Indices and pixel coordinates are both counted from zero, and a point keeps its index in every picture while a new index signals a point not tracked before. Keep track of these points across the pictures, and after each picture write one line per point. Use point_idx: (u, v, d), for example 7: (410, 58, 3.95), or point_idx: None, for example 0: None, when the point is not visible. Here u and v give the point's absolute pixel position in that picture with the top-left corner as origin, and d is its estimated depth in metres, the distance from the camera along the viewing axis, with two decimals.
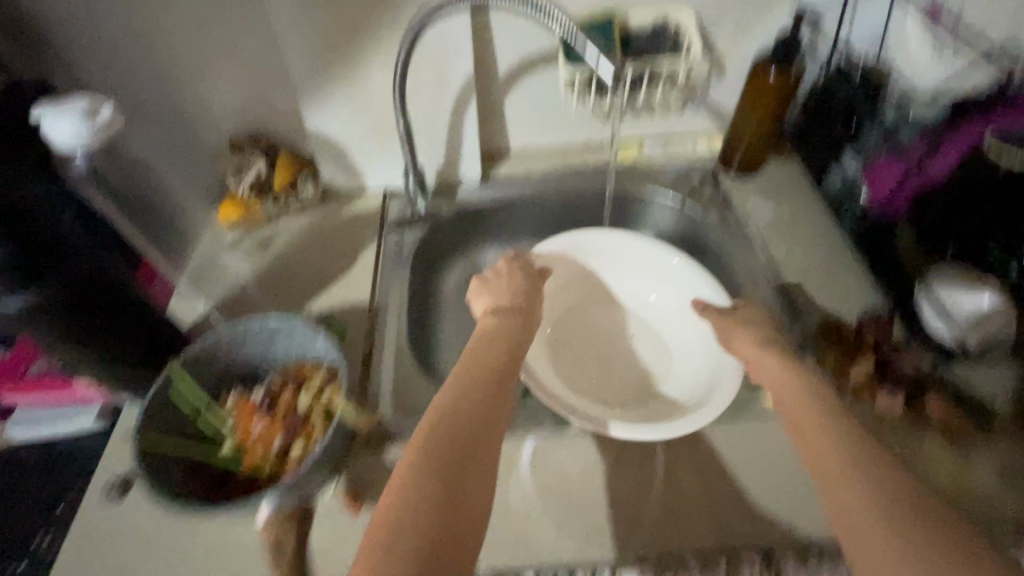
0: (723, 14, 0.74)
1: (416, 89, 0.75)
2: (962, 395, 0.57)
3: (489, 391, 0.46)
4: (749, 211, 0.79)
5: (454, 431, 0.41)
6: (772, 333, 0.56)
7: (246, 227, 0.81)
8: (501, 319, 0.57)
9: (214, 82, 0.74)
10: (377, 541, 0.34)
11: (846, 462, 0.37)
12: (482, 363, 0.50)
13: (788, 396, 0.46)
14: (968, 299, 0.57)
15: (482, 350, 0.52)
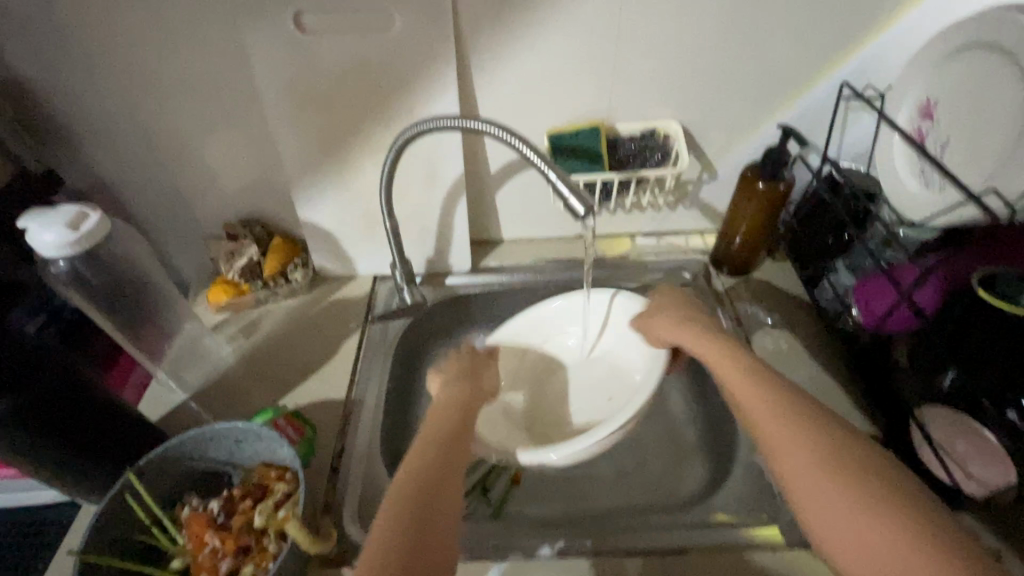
0: (712, 124, 0.75)
1: (407, 185, 0.76)
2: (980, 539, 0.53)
3: (447, 452, 0.50)
4: (739, 315, 0.77)
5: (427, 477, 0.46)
6: (717, 337, 0.57)
7: (233, 310, 0.82)
8: (451, 386, 0.62)
9: (215, 172, 0.77)
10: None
11: (813, 462, 0.41)
12: (437, 426, 0.54)
13: (750, 407, 0.47)
14: (964, 446, 0.55)
15: (438, 413, 0.57)
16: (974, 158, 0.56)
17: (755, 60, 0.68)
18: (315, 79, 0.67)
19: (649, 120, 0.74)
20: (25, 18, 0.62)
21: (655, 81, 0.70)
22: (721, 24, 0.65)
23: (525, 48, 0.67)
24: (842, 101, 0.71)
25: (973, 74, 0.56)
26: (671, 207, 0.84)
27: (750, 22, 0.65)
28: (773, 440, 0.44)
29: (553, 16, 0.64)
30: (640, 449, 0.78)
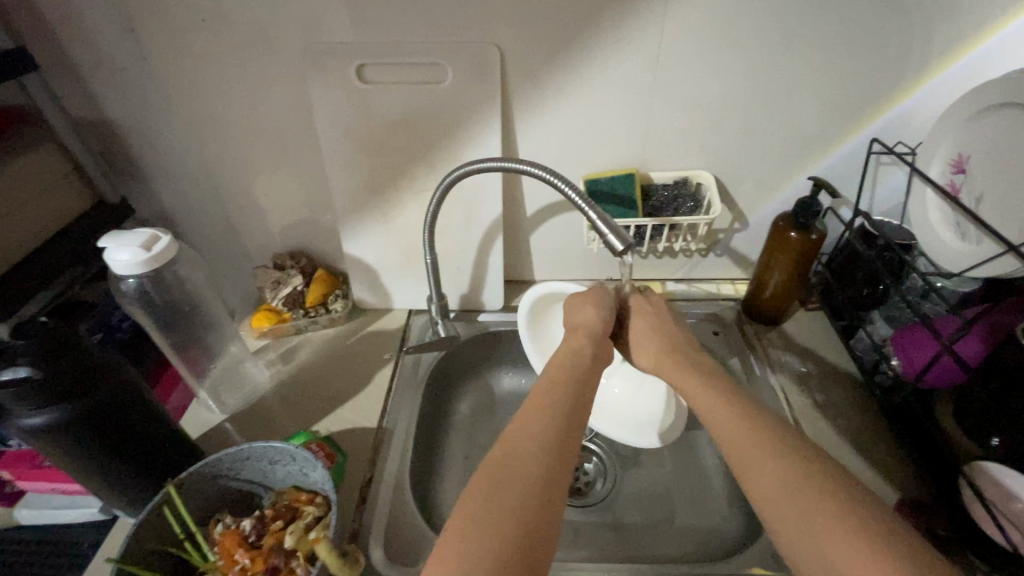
0: (742, 176, 0.78)
1: (447, 222, 0.80)
2: None
3: (562, 426, 0.48)
4: (772, 362, 0.76)
5: (536, 439, 0.46)
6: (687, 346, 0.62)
7: (275, 337, 0.85)
8: (572, 342, 0.60)
9: (268, 207, 0.83)
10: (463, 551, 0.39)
11: (765, 465, 0.43)
12: (551, 394, 0.52)
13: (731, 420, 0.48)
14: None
15: (553, 380, 0.54)
16: (1011, 213, 0.56)
17: (784, 117, 0.72)
18: (372, 124, 0.73)
19: (681, 169, 0.78)
20: (123, 67, 0.69)
21: (686, 134, 0.74)
22: (752, 85, 0.69)
23: (566, 101, 0.71)
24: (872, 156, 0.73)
25: (1003, 132, 0.57)
26: (702, 255, 0.86)
27: (781, 83, 0.69)
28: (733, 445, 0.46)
29: (591, 73, 0.69)
30: (670, 498, 0.76)
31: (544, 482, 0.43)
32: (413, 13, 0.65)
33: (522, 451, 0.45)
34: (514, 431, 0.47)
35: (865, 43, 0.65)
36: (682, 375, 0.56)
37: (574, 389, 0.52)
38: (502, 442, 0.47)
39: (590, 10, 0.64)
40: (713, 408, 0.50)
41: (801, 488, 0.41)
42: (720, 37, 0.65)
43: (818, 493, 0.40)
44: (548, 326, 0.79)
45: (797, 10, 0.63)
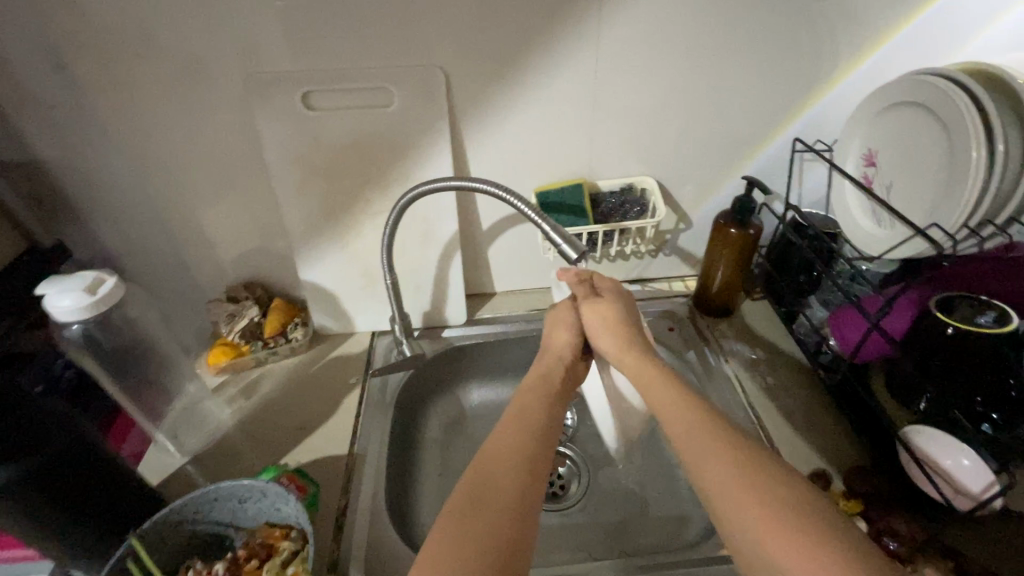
0: (683, 179, 0.82)
1: (404, 243, 0.81)
2: (958, 543, 0.56)
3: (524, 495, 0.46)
4: (726, 352, 0.81)
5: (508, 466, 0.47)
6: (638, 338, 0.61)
7: (233, 372, 0.83)
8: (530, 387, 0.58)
9: (217, 240, 0.81)
10: None
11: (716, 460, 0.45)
12: (507, 453, 0.49)
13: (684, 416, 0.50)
14: (971, 465, 0.54)
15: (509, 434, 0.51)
16: (915, 199, 0.63)
17: (716, 122, 0.77)
18: (322, 150, 0.73)
19: (626, 177, 0.81)
20: (51, 105, 0.66)
21: (628, 143, 0.78)
22: (685, 93, 0.74)
23: (513, 118, 0.74)
24: (797, 154, 0.80)
25: (897, 127, 0.64)
26: (652, 256, 0.90)
27: (710, 92, 0.74)
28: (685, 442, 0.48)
29: (534, 90, 0.71)
30: (642, 493, 0.78)
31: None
32: (356, 41, 0.66)
33: (494, 500, 0.45)
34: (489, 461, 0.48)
35: (780, 51, 0.71)
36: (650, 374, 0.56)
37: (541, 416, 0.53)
38: (456, 511, 0.44)
39: (529, 31, 0.67)
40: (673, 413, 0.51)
41: (760, 501, 0.42)
42: (650, 50, 0.69)
43: (763, 491, 0.42)
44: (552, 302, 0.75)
45: (717, 24, 0.68)
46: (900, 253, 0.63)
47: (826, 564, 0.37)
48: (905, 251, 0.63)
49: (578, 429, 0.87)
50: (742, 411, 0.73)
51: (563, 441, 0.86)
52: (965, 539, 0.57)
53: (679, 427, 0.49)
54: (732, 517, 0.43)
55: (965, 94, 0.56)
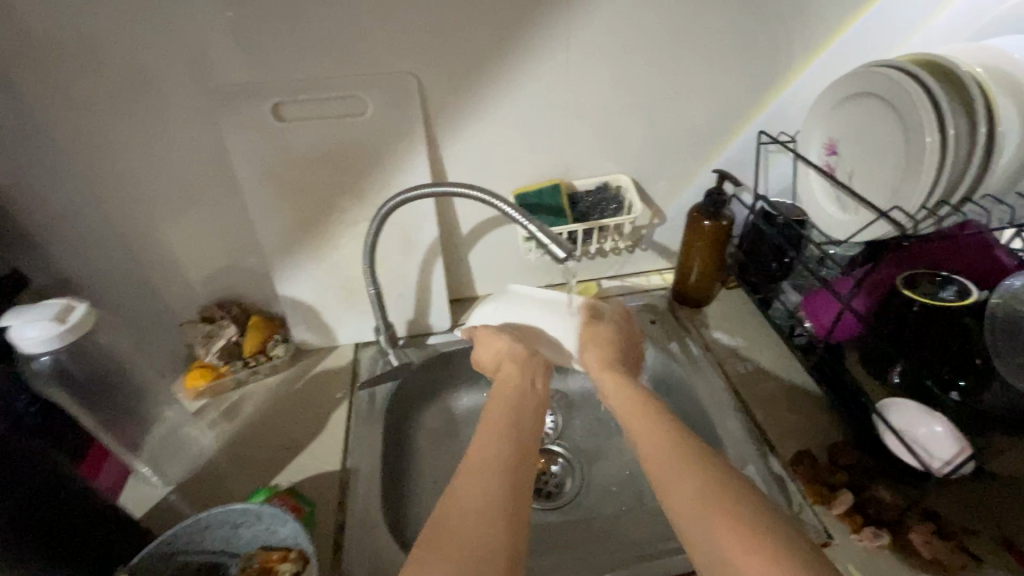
0: (656, 175, 0.85)
1: (384, 251, 0.80)
2: (936, 506, 0.60)
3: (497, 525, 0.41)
4: (707, 340, 0.83)
5: (486, 465, 0.45)
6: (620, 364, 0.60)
7: (213, 395, 0.80)
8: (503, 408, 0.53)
9: (188, 259, 0.78)
10: None
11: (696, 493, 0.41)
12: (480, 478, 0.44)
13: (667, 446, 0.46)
14: (943, 431, 0.58)
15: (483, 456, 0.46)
16: (875, 184, 0.66)
17: (685, 118, 0.79)
18: (296, 161, 0.71)
19: (602, 175, 0.83)
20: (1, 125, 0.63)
21: (602, 142, 0.79)
22: (655, 91, 0.76)
23: (489, 121, 0.74)
24: (762, 146, 0.83)
25: (851, 117, 0.67)
26: (629, 251, 0.92)
27: (678, 89, 0.76)
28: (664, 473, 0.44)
29: (507, 93, 0.72)
30: (636, 484, 0.80)
31: None
32: (326, 51, 0.65)
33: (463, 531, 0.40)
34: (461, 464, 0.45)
35: (743, 47, 0.74)
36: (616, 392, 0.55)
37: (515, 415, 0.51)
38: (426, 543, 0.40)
39: (501, 35, 0.67)
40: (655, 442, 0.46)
41: (731, 529, 0.38)
42: (619, 51, 0.71)
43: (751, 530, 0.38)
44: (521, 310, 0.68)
45: (682, 23, 0.70)
46: (864, 237, 0.67)
47: None
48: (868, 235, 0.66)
49: (568, 427, 0.88)
50: (727, 397, 0.75)
51: (554, 440, 0.86)
52: (942, 502, 0.60)
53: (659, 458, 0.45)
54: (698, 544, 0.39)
55: (915, 85, 0.59)
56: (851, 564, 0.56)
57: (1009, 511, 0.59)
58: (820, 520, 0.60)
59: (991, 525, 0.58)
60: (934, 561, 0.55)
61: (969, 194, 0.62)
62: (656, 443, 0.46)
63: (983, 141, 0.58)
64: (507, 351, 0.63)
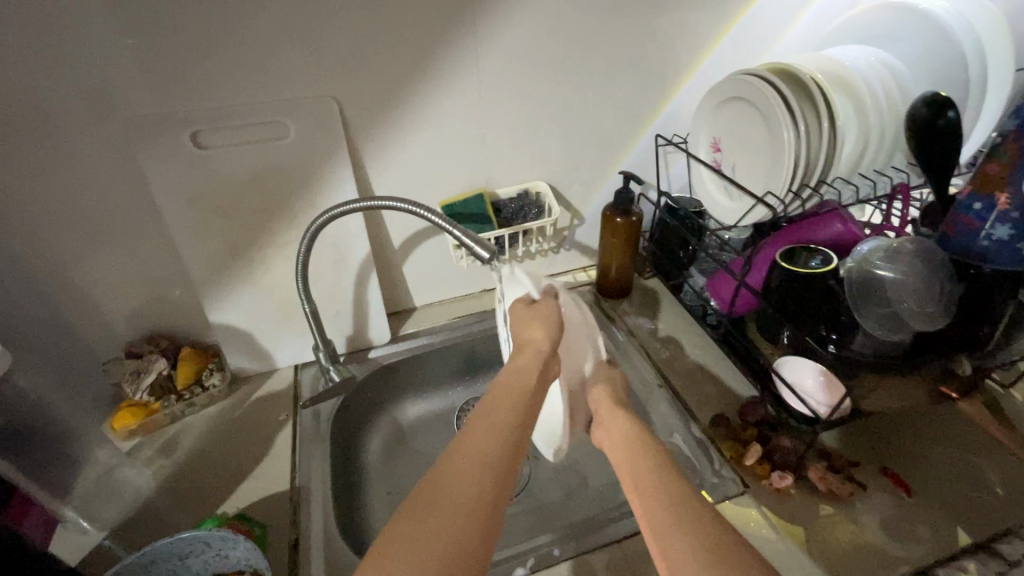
0: (571, 180, 0.92)
1: (317, 270, 0.81)
2: (829, 446, 0.69)
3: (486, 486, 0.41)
4: (631, 326, 0.91)
5: (483, 461, 0.43)
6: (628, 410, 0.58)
7: (145, 432, 0.77)
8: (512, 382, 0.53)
9: (106, 296, 0.76)
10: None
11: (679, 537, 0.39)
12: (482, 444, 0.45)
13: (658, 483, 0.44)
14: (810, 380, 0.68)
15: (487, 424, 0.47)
16: (751, 174, 0.76)
17: (591, 126, 0.87)
18: (220, 188, 0.72)
19: (522, 182, 0.89)
20: None
21: (519, 152, 0.85)
22: (561, 104, 0.83)
23: (410, 139, 0.78)
24: (660, 148, 0.92)
25: (727, 118, 0.77)
26: (554, 253, 0.99)
27: (582, 101, 0.84)
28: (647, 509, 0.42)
29: (425, 112, 0.77)
30: (580, 468, 0.85)
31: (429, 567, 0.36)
32: (241, 78, 0.67)
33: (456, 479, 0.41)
34: (461, 443, 0.45)
35: (634, 62, 0.83)
36: (632, 455, 0.50)
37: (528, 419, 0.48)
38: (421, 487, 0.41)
39: (415, 58, 0.72)
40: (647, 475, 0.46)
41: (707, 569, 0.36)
42: (525, 69, 0.78)
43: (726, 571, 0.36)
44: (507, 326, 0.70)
45: (576, 43, 0.78)
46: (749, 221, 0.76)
47: None
48: (751, 218, 0.76)
49: None
50: (652, 375, 0.82)
51: None
52: (833, 442, 0.70)
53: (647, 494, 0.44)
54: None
55: (769, 87, 0.69)
56: (764, 505, 0.64)
57: (884, 442, 0.70)
58: (736, 472, 0.68)
59: (871, 455, 0.68)
60: (829, 491, 0.64)
61: (822, 176, 0.73)
62: (653, 486, 0.44)
63: (826, 130, 0.69)
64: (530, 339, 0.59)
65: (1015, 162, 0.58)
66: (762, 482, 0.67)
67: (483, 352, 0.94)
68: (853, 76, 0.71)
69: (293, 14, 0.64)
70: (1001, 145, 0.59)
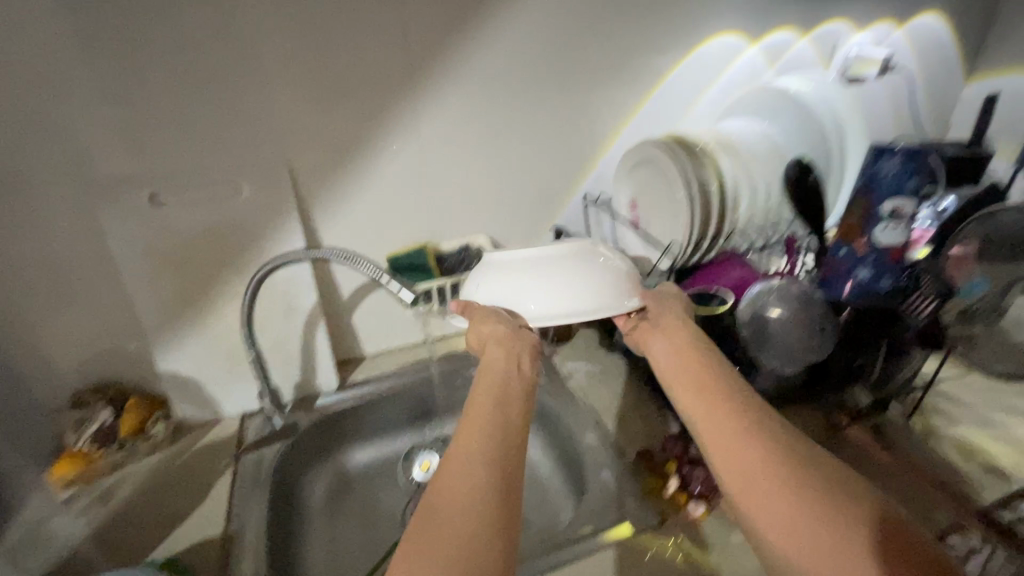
0: (511, 235, 1.00)
1: (267, 318, 0.86)
2: None
3: (504, 446, 0.49)
4: (570, 370, 0.97)
5: (494, 434, 0.49)
6: (677, 324, 0.64)
7: (83, 483, 0.77)
8: (496, 370, 0.57)
9: (56, 345, 0.79)
10: (419, 540, 0.41)
11: (738, 439, 0.50)
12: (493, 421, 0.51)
13: (712, 388, 0.55)
14: None
15: (487, 412, 0.52)
16: (659, 228, 0.86)
17: (526, 185, 0.96)
18: (175, 243, 0.78)
19: (464, 236, 0.97)
20: None
21: (460, 209, 0.94)
22: (496, 167, 0.92)
23: (357, 197, 0.86)
24: (589, 207, 1.02)
25: (636, 179, 0.87)
26: None
27: (516, 164, 0.94)
28: (705, 425, 0.53)
29: (370, 174, 0.85)
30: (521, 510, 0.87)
31: (484, 523, 0.42)
32: (199, 145, 0.75)
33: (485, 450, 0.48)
34: (470, 425, 0.50)
35: (561, 131, 0.93)
36: (686, 368, 0.59)
37: (510, 420, 0.51)
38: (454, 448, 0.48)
39: (359, 128, 0.81)
40: (702, 385, 0.56)
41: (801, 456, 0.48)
42: (462, 134, 0.87)
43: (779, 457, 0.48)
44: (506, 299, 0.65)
45: (507, 113, 0.88)
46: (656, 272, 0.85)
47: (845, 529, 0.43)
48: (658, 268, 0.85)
49: None
50: (586, 415, 0.87)
51: None
52: None
53: (701, 412, 0.54)
54: (738, 478, 0.49)
55: (665, 152, 0.80)
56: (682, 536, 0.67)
57: None
58: (656, 504, 0.72)
59: None
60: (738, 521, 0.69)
61: (718, 230, 0.83)
62: (707, 399, 0.54)
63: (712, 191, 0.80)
64: (492, 335, 0.61)
65: (865, 214, 0.71)
66: (679, 512, 0.70)
67: (430, 398, 0.98)
68: (740, 147, 0.84)
69: (246, 91, 0.74)
70: (855, 203, 0.72)
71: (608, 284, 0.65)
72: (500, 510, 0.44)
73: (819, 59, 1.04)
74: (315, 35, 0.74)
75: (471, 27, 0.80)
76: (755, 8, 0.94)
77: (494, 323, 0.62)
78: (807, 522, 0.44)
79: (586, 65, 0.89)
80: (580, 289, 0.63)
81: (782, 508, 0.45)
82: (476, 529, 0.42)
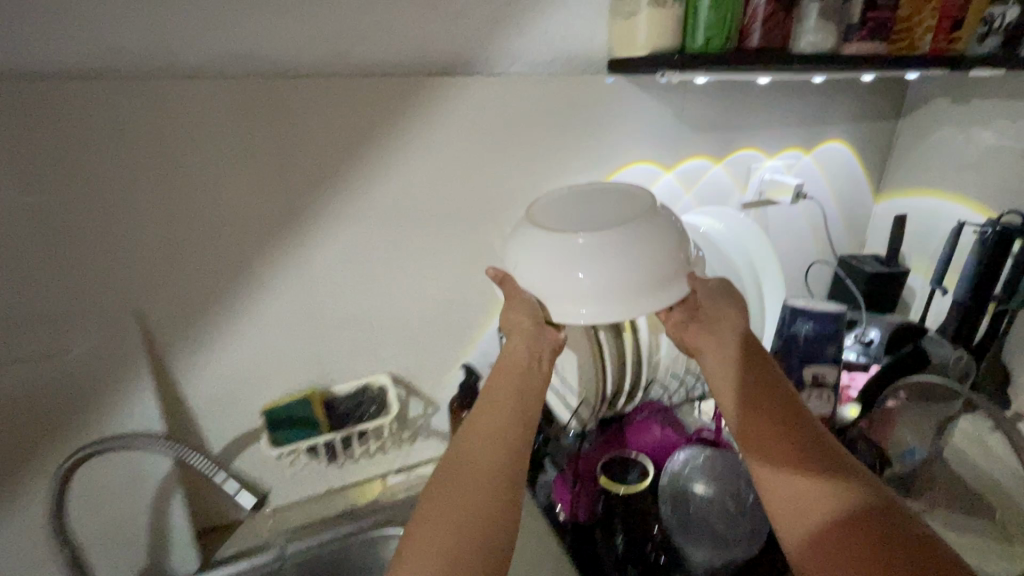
0: (420, 370, 0.89)
1: (103, 494, 0.70)
2: None
3: (513, 432, 0.56)
4: None
5: (503, 419, 0.57)
6: (729, 318, 0.65)
7: None
8: (517, 356, 0.62)
9: None
10: (435, 507, 0.50)
11: (772, 438, 0.56)
12: (502, 408, 0.58)
13: (747, 392, 0.60)
14: None
15: (501, 397, 0.59)
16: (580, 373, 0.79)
17: (435, 316, 0.87)
18: None
19: (363, 377, 0.84)
20: None
21: (356, 347, 0.83)
22: (398, 300, 0.83)
23: (229, 341, 0.74)
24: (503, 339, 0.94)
25: None
26: (409, 443, 0.93)
27: (421, 296, 0.85)
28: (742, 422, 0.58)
29: (244, 317, 0.74)
30: None
31: (489, 497, 0.50)
32: (16, 299, 0.62)
33: (492, 434, 0.55)
34: (485, 409, 0.58)
35: (471, 260, 0.86)
36: (729, 370, 0.62)
37: (525, 411, 0.58)
38: (469, 432, 0.56)
39: (231, 265, 0.71)
40: (739, 388, 0.60)
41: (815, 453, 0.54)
42: (354, 268, 0.79)
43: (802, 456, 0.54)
44: (544, 274, 0.59)
45: (407, 245, 0.81)
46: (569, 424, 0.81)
47: (854, 521, 0.49)
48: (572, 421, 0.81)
49: None
50: None
51: None
52: None
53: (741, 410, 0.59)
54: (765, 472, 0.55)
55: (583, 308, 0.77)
56: None
57: None
58: None
59: None
60: None
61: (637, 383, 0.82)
62: (746, 397, 0.59)
63: None
64: (521, 325, 0.63)
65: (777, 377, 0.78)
66: None
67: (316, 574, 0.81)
68: None
69: (87, 229, 0.63)
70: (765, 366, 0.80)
71: (664, 258, 0.57)
72: (502, 489, 0.51)
73: (735, 183, 1.04)
74: (174, 169, 0.65)
75: (363, 158, 0.74)
76: (666, 138, 0.94)
77: (523, 313, 0.62)
78: (822, 512, 0.50)
79: (493, 195, 0.84)
80: (626, 268, 0.56)
81: (805, 497, 0.51)
82: (479, 504, 0.50)
